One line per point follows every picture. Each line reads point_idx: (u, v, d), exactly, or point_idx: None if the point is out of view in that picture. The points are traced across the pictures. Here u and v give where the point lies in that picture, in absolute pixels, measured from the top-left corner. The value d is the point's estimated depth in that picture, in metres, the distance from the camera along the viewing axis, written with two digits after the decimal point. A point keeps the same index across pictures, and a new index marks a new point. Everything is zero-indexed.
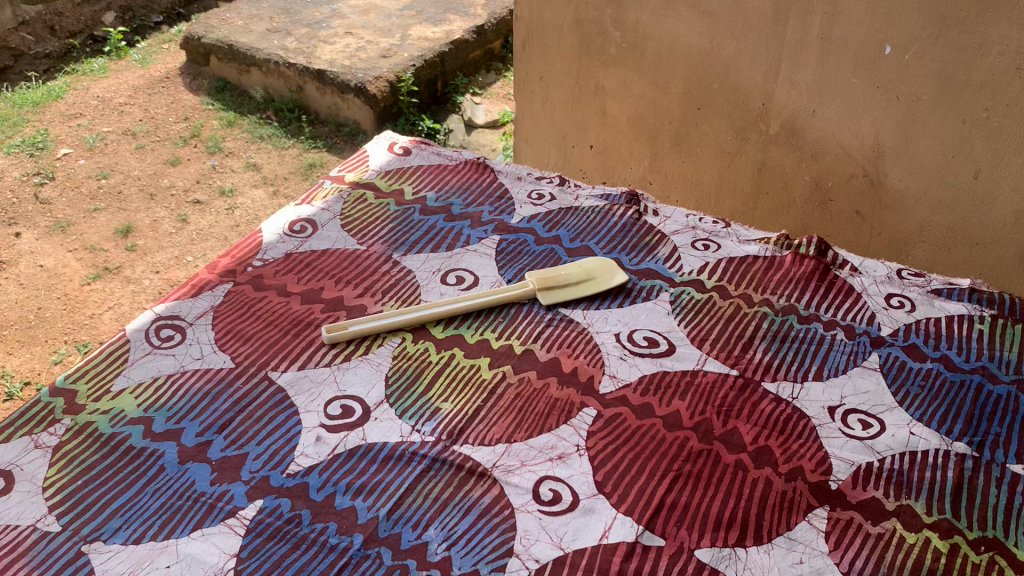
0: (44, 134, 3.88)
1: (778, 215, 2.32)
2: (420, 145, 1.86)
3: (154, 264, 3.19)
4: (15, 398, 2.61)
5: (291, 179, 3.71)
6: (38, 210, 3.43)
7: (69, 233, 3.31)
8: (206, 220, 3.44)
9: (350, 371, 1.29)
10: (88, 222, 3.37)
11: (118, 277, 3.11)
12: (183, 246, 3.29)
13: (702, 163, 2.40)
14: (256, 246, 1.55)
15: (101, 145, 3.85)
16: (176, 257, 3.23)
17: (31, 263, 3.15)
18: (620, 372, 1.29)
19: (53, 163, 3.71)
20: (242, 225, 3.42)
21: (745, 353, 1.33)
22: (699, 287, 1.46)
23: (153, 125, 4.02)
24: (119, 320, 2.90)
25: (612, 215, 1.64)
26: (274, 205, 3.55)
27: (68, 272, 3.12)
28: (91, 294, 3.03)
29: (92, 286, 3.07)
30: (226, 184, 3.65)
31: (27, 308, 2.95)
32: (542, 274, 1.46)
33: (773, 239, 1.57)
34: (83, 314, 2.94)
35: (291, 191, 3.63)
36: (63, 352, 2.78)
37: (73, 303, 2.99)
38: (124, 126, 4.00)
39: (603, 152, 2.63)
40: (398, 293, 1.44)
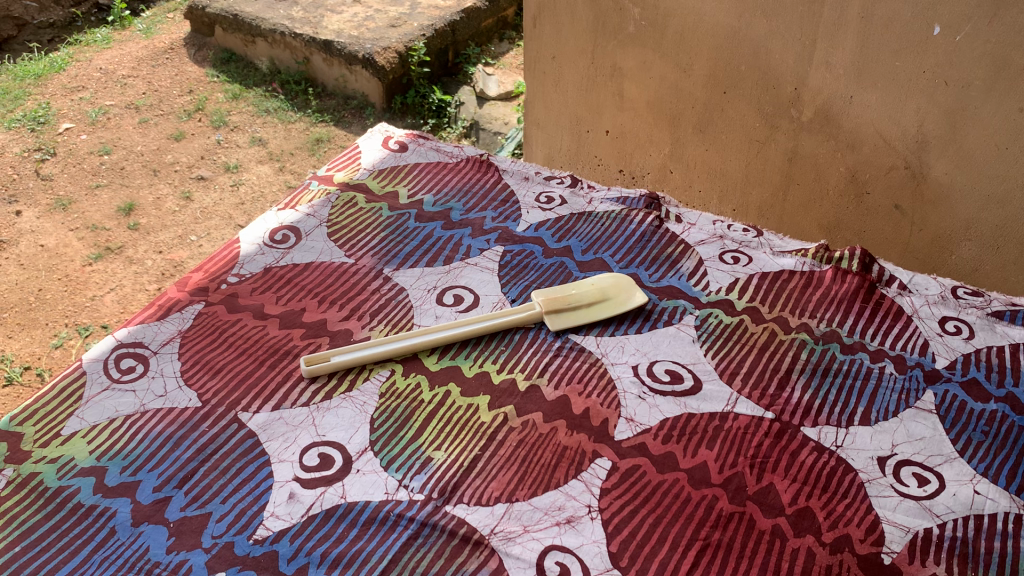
0: (46, 108, 3.72)
1: (809, 209, 2.15)
2: (416, 140, 1.69)
3: (157, 243, 3.04)
4: (15, 383, 2.49)
5: (297, 155, 3.55)
6: (39, 188, 3.28)
7: (70, 211, 3.16)
8: (210, 198, 3.28)
9: (331, 411, 1.14)
10: (89, 200, 3.22)
11: (121, 258, 2.96)
12: (187, 225, 3.13)
13: (727, 152, 2.22)
14: (232, 259, 1.39)
15: (104, 119, 3.69)
16: (179, 236, 3.08)
17: (32, 243, 3.01)
18: (639, 414, 1.13)
19: (54, 138, 3.55)
20: (247, 203, 3.27)
21: (781, 391, 1.16)
22: (729, 309, 1.29)
23: (156, 98, 3.85)
24: (121, 303, 2.76)
25: (630, 222, 1.47)
26: (281, 182, 3.39)
27: (70, 251, 2.98)
28: (92, 275, 2.89)
29: (93, 266, 2.92)
30: (230, 160, 3.49)
31: (28, 290, 2.81)
32: (550, 293, 1.30)
33: (811, 251, 1.40)
34: (84, 296, 2.80)
35: (297, 167, 3.47)
36: (64, 336, 2.65)
37: (74, 284, 2.85)
38: (127, 99, 3.84)
39: (620, 138, 2.44)
40: (389, 316, 1.28)
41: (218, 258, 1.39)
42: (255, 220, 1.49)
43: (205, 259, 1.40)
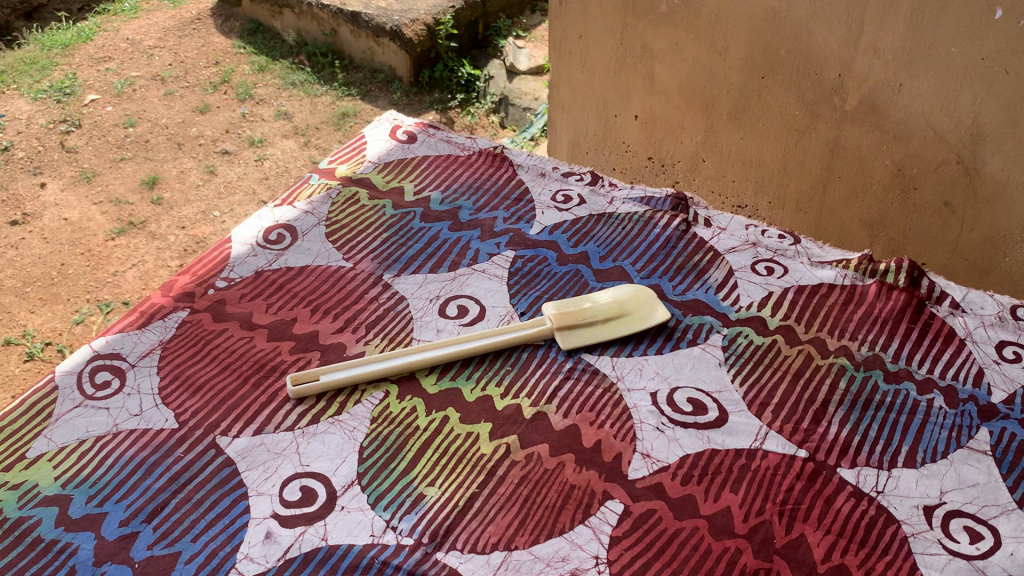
0: (72, 79, 3.62)
1: (851, 204, 2.00)
2: (426, 130, 1.58)
3: (180, 219, 2.95)
4: (35, 359, 2.43)
5: (323, 129, 3.42)
6: (64, 160, 3.18)
7: (93, 184, 3.07)
8: (234, 172, 3.19)
9: (318, 438, 1.04)
10: (114, 173, 3.12)
11: (143, 233, 2.87)
12: (210, 201, 3.04)
13: (765, 141, 2.06)
14: (222, 260, 1.29)
15: (130, 91, 3.58)
16: (202, 212, 2.99)
17: (55, 217, 2.92)
18: (657, 450, 1.02)
19: (80, 110, 3.45)
20: (271, 177, 3.17)
21: (815, 425, 1.04)
22: (760, 328, 1.17)
23: (183, 70, 3.75)
24: (144, 279, 2.68)
25: (653, 225, 1.34)
26: (306, 157, 3.27)
27: (93, 225, 2.89)
28: (115, 250, 2.80)
29: (116, 241, 2.83)
30: (255, 134, 3.38)
31: (50, 264, 2.73)
32: (563, 306, 1.18)
33: (853, 262, 1.27)
34: (106, 271, 2.72)
35: (323, 142, 3.35)
36: (85, 312, 2.59)
37: (97, 259, 2.76)
38: (153, 70, 3.73)
39: (650, 124, 2.28)
40: (386, 329, 1.18)
41: (207, 260, 1.29)
42: (249, 217, 1.39)
43: (193, 260, 1.30)
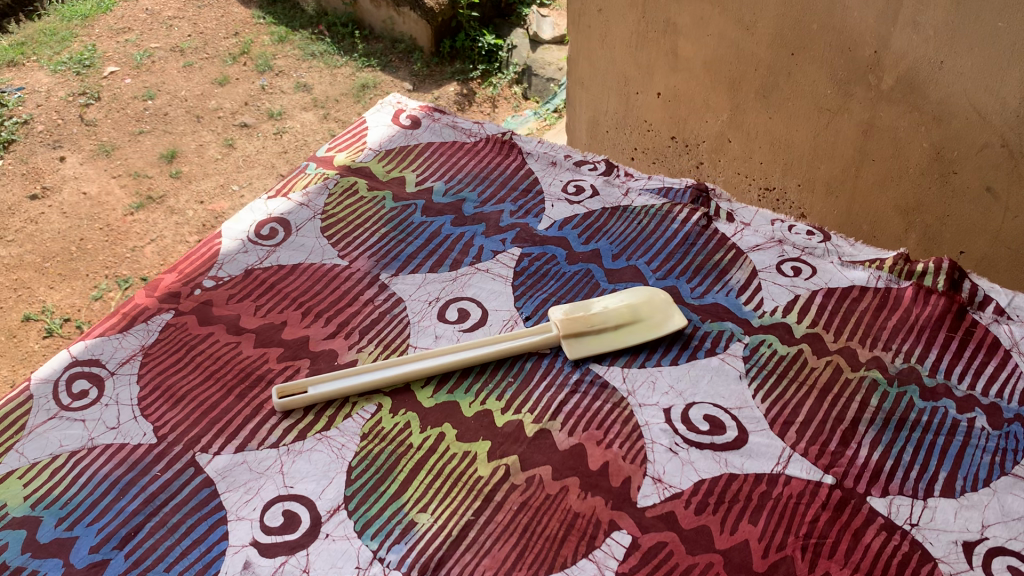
0: (91, 51, 3.49)
1: (885, 188, 1.89)
2: (431, 114, 1.49)
3: (198, 194, 2.83)
4: (54, 335, 2.37)
5: (342, 102, 3.28)
6: (83, 133, 3.07)
7: (111, 158, 2.95)
8: (253, 146, 3.06)
9: (303, 457, 0.97)
10: (133, 146, 3.00)
11: (162, 208, 2.76)
12: (229, 174, 2.93)
13: (795, 121, 1.94)
14: (211, 257, 1.22)
15: (149, 63, 3.45)
16: (220, 185, 2.87)
17: (74, 190, 2.82)
18: (669, 474, 0.93)
19: (99, 82, 3.32)
20: (290, 151, 3.03)
21: (844, 447, 0.95)
22: (785, 336, 1.08)
23: (202, 40, 3.60)
24: (162, 255, 2.58)
25: (671, 220, 1.25)
26: (325, 130, 3.14)
27: (111, 200, 2.78)
28: (134, 225, 2.70)
29: (135, 216, 2.72)
30: (275, 106, 3.23)
31: (70, 240, 2.64)
32: (571, 311, 1.09)
33: (887, 263, 1.17)
34: (125, 247, 2.63)
35: (344, 115, 3.21)
36: (104, 288, 2.50)
37: (115, 234, 2.66)
38: (173, 42, 3.59)
39: (673, 102, 2.16)
40: (381, 335, 1.10)
41: (194, 256, 1.22)
42: (241, 210, 1.31)
43: (181, 257, 1.23)
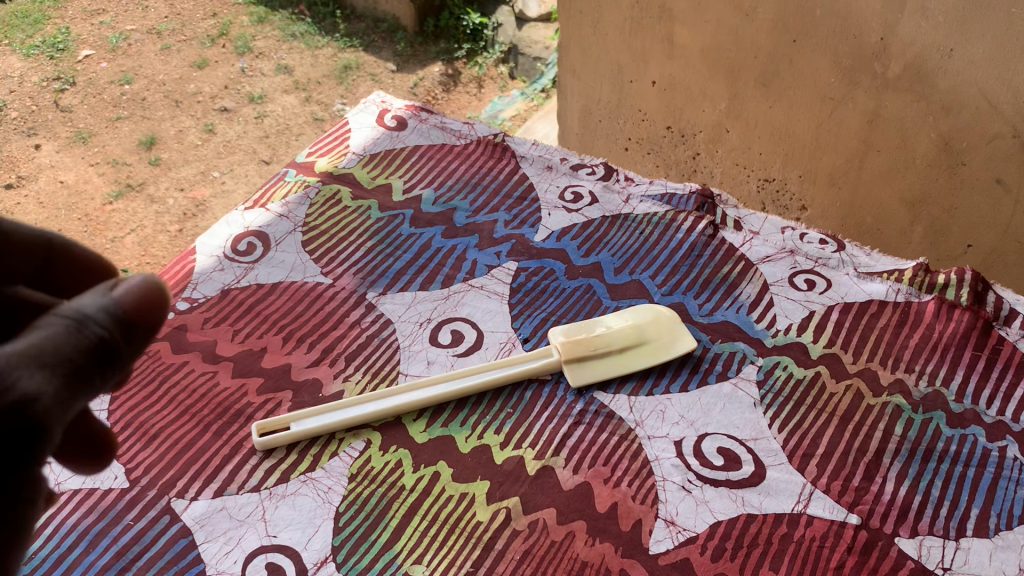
0: (65, 34, 3.26)
1: (889, 179, 1.80)
2: (418, 114, 1.41)
3: (178, 180, 2.61)
4: None
5: (324, 84, 3.10)
6: (59, 120, 2.82)
7: (88, 146, 2.72)
8: (234, 130, 2.85)
9: (287, 502, 0.89)
10: (111, 133, 2.77)
11: (142, 196, 2.54)
12: (209, 160, 2.72)
13: (797, 111, 1.86)
14: (185, 276, 1.14)
15: (125, 45, 3.22)
16: (201, 172, 2.66)
17: (51, 179, 2.58)
18: (683, 516, 0.87)
19: (73, 66, 3.09)
20: (272, 136, 2.84)
21: (868, 483, 0.89)
22: (801, 357, 1.01)
23: (179, 22, 3.40)
24: (144, 247, 2.36)
25: (675, 229, 1.18)
26: (308, 113, 2.94)
27: (89, 188, 2.55)
28: (113, 215, 2.47)
29: (114, 205, 2.50)
30: (255, 90, 3.03)
31: (46, 230, 2.39)
32: (572, 333, 1.02)
33: (907, 274, 1.10)
34: (104, 237, 2.39)
35: (326, 98, 3.01)
36: None
37: (94, 225, 2.42)
38: (149, 24, 3.38)
39: (669, 91, 2.08)
40: (369, 362, 1.02)
41: (166, 276, 1.14)
42: (216, 223, 1.23)
43: (152, 277, 1.15)
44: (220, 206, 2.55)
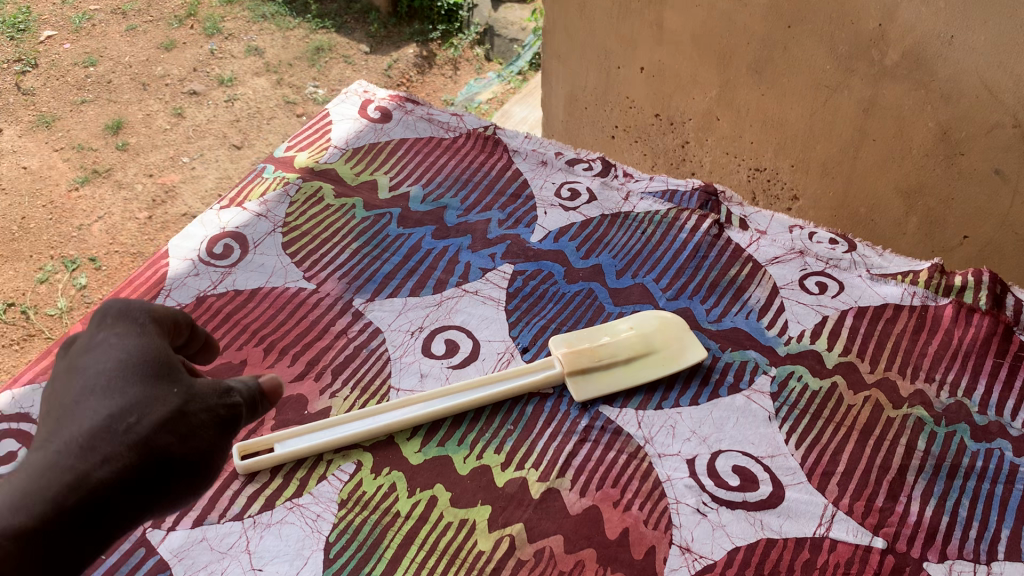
0: (25, 13, 3.00)
1: (884, 168, 1.60)
2: (403, 105, 1.35)
3: (147, 167, 2.43)
4: None
5: (297, 66, 2.91)
6: (21, 103, 2.63)
7: (51, 131, 2.52)
8: (204, 115, 2.63)
9: (273, 531, 0.83)
10: (75, 116, 2.58)
11: (109, 181, 2.37)
12: (178, 145, 2.52)
13: (790, 99, 1.66)
14: (157, 282, 1.07)
15: (89, 26, 2.97)
16: (171, 158, 2.47)
17: (12, 165, 2.40)
18: (699, 542, 0.81)
19: (35, 48, 2.86)
20: (243, 120, 2.65)
21: (893, 502, 0.84)
22: (816, 366, 0.96)
23: (145, 2, 3.12)
24: (113, 234, 2.22)
25: (678, 229, 1.12)
26: (279, 96, 2.76)
27: (54, 174, 2.38)
28: (79, 202, 2.31)
29: (80, 192, 2.33)
30: (225, 73, 2.81)
31: (9, 219, 2.24)
32: (576, 344, 0.96)
33: (922, 276, 1.05)
34: (70, 225, 2.24)
35: (298, 80, 2.84)
36: (49, 270, 2.12)
37: (59, 212, 2.27)
38: (114, 3, 3.10)
39: (658, 77, 1.88)
40: (357, 375, 0.95)
41: (138, 281, 1.07)
42: (190, 224, 1.16)
43: (122, 283, 1.07)
44: (190, 193, 2.37)
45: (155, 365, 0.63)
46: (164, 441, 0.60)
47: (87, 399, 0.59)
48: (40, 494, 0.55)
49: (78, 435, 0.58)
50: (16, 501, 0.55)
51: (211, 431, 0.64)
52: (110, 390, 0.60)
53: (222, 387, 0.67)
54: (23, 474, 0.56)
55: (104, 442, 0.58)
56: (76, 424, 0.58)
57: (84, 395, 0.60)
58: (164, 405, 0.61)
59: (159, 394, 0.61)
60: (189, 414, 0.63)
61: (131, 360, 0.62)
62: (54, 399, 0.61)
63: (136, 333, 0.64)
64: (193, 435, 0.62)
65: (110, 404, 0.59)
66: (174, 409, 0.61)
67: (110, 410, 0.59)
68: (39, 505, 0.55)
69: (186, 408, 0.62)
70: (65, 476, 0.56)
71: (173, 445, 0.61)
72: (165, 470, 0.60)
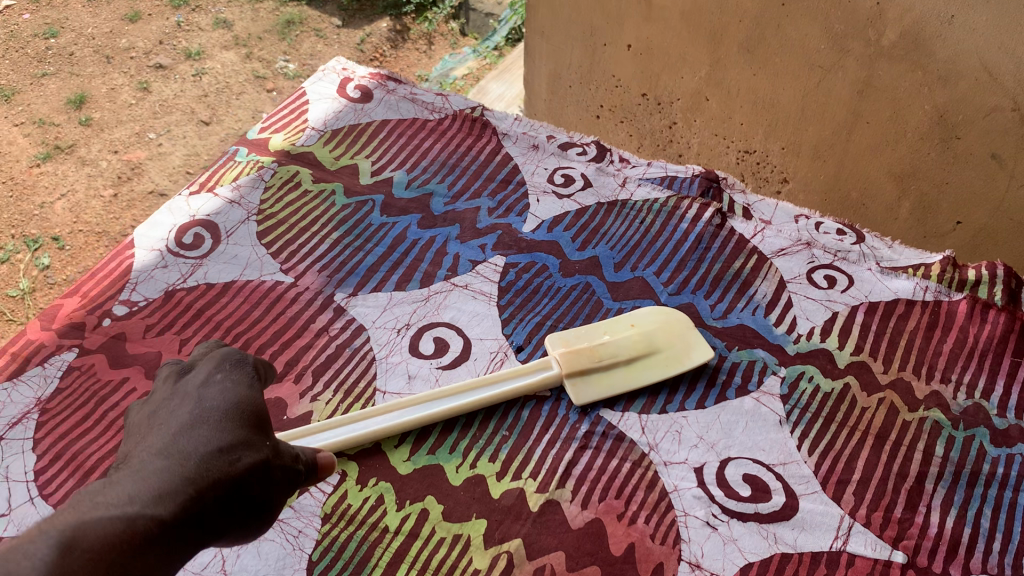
0: None
1: (879, 151, 1.41)
2: (384, 83, 1.28)
3: (112, 142, 2.26)
4: None
5: (267, 40, 2.72)
6: None
7: (9, 105, 2.33)
8: (171, 89, 2.45)
9: (250, 549, 0.76)
10: (36, 91, 2.37)
11: (73, 158, 2.21)
12: (144, 120, 2.34)
13: (784, 80, 1.45)
14: (121, 275, 0.99)
15: None
16: (136, 134, 2.30)
17: None
18: (709, 558, 0.75)
19: None
20: (213, 95, 2.46)
21: (912, 513, 0.79)
22: (827, 366, 0.91)
23: None
24: (78, 213, 2.08)
25: (678, 219, 1.07)
26: (249, 71, 2.58)
27: (13, 150, 2.21)
28: (41, 179, 2.15)
29: (42, 168, 2.18)
30: (192, 45, 2.60)
31: None
32: (574, 344, 0.90)
33: (934, 270, 1.00)
34: (31, 203, 2.09)
35: (269, 54, 2.66)
36: (9, 250, 1.99)
37: (18, 190, 2.12)
38: None
39: (646, 56, 1.64)
40: (340, 377, 0.89)
41: (101, 274, 0.99)
42: (157, 211, 1.08)
43: (84, 275, 1.00)
44: (158, 169, 2.22)
45: (259, 415, 0.65)
46: (256, 483, 0.61)
47: (201, 429, 0.61)
48: (171, 496, 0.55)
49: (194, 455, 0.59)
50: (152, 498, 0.55)
51: (287, 485, 0.65)
52: (224, 426, 0.61)
53: (294, 450, 0.68)
54: (148, 474, 0.57)
55: (213, 468, 0.58)
56: (191, 445, 0.59)
57: (197, 425, 0.61)
58: (262, 451, 0.62)
59: (260, 440, 0.63)
60: (280, 462, 0.64)
61: (243, 402, 0.64)
62: (167, 421, 0.62)
63: (248, 382, 0.66)
64: (276, 487, 0.63)
65: (221, 437, 0.60)
66: (269, 458, 0.63)
67: (220, 445, 0.60)
68: (172, 503, 0.55)
69: (279, 459, 0.64)
70: (188, 488, 0.56)
71: (258, 490, 0.61)
72: (254, 507, 0.61)
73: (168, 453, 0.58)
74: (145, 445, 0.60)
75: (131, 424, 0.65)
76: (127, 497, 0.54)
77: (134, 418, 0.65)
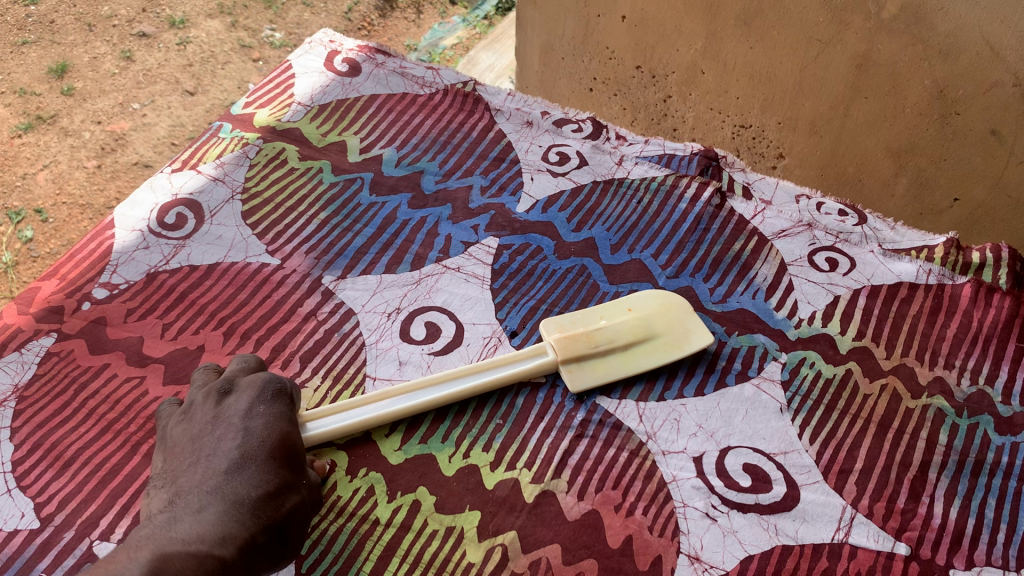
0: None
1: (876, 127, 1.38)
2: (373, 57, 1.24)
3: (95, 113, 2.19)
4: None
5: (253, 7, 2.64)
6: None
7: None
8: (155, 58, 2.38)
9: None
10: (15, 59, 2.26)
11: (55, 129, 2.13)
12: (128, 90, 2.27)
13: (781, 53, 1.41)
14: (102, 256, 0.96)
15: None
16: (119, 104, 2.23)
17: None
18: (709, 550, 0.73)
19: None
20: (198, 64, 2.40)
21: (915, 503, 0.77)
22: (829, 352, 0.88)
23: None
24: (60, 185, 2.03)
25: (676, 200, 1.04)
26: (234, 40, 2.51)
27: None
28: (22, 150, 2.08)
29: (24, 139, 2.09)
30: (176, 12, 2.52)
31: None
32: (569, 329, 0.87)
33: (938, 252, 0.98)
34: (12, 175, 2.02)
35: (255, 24, 2.58)
36: None
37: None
38: None
39: (641, 27, 1.59)
40: (329, 363, 0.86)
41: (81, 256, 0.96)
42: (138, 188, 1.04)
43: (62, 256, 0.96)
44: (143, 140, 2.17)
45: (297, 449, 0.71)
46: (296, 522, 0.68)
47: (249, 469, 0.67)
48: (234, 539, 0.63)
49: (246, 499, 0.65)
50: (217, 541, 0.63)
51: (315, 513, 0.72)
52: (269, 467, 0.67)
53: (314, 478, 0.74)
54: (208, 518, 0.64)
55: (262, 513, 0.65)
56: (242, 489, 0.66)
57: (245, 464, 0.67)
58: (302, 492, 0.69)
59: (299, 478, 0.70)
60: (311, 495, 0.71)
61: (284, 438, 0.70)
62: (216, 453, 0.68)
63: (285, 415, 0.72)
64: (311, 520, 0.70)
65: (270, 481, 0.67)
66: (307, 497, 0.69)
67: (267, 489, 0.66)
68: (233, 546, 0.63)
69: (310, 492, 0.71)
70: (243, 534, 0.64)
71: (297, 529, 0.68)
72: (294, 544, 0.68)
73: (224, 496, 0.65)
74: (198, 479, 0.67)
75: (174, 440, 0.71)
76: (199, 537, 0.62)
77: (177, 432, 0.72)
